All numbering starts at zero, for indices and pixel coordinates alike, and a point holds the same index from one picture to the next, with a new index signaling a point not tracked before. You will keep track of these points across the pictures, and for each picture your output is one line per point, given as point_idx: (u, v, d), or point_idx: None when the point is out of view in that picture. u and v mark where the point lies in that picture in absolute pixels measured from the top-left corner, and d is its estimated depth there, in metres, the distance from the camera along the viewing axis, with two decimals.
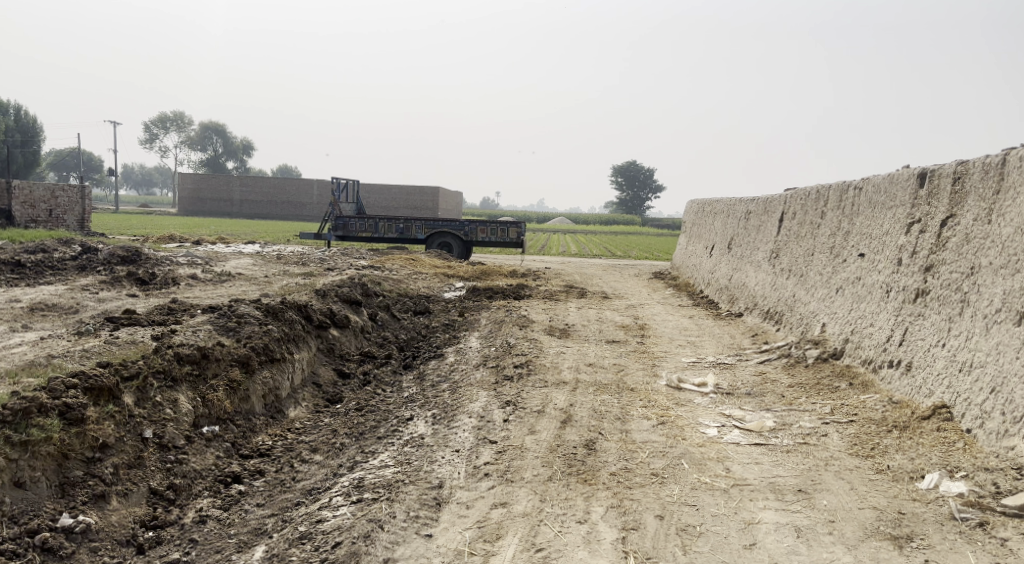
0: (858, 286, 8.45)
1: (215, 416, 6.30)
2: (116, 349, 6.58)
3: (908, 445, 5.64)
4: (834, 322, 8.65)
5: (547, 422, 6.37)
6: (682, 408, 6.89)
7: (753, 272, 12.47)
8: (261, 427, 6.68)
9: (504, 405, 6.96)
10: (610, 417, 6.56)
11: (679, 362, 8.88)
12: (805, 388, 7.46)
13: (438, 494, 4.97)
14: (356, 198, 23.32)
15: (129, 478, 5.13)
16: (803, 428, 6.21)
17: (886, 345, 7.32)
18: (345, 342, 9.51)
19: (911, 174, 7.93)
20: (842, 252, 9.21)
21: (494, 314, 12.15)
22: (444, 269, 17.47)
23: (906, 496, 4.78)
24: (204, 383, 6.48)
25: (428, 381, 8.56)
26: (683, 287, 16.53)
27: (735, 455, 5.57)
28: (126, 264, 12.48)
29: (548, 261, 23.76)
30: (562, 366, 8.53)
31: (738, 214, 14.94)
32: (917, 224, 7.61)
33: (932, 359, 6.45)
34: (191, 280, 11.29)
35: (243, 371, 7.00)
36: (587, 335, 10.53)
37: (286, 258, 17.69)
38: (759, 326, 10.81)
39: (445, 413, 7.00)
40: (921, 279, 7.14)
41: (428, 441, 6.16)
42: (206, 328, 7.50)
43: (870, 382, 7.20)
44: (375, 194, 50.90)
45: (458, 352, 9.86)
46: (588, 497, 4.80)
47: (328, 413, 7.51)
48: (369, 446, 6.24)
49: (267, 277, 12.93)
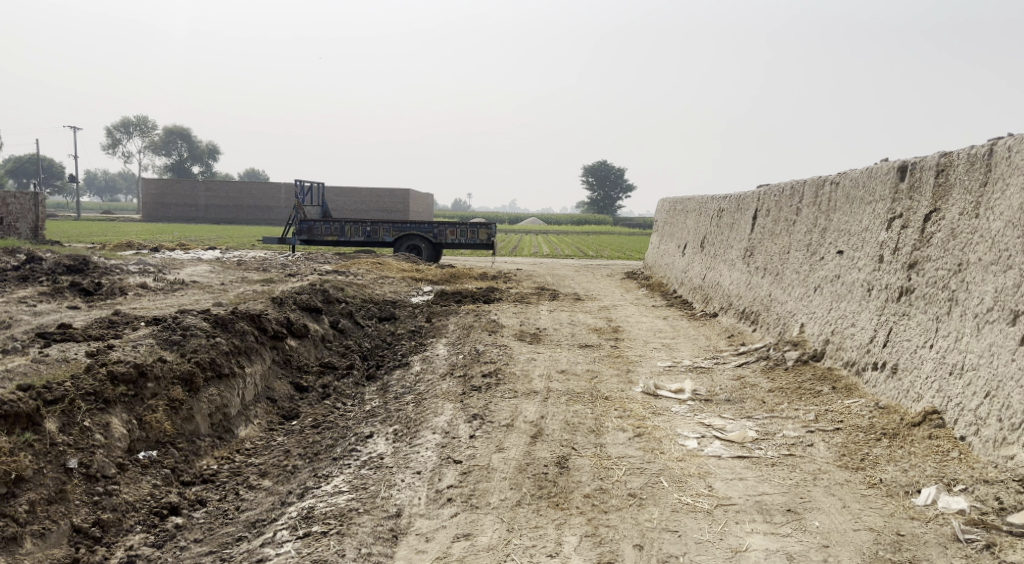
0: (837, 284, 8.15)
1: (153, 440, 5.76)
2: (43, 368, 5.99)
3: (899, 455, 5.30)
4: (812, 322, 8.35)
5: (516, 437, 5.92)
6: (660, 418, 6.50)
7: (728, 270, 12.16)
8: (207, 449, 6.15)
9: (470, 418, 6.50)
10: (583, 429, 6.14)
11: (655, 367, 8.50)
12: (786, 393, 7.12)
13: (395, 525, 4.51)
14: (321, 202, 22.67)
15: (48, 515, 4.58)
16: (787, 438, 5.85)
17: (870, 346, 7.02)
18: (303, 353, 8.98)
19: (891, 167, 7.65)
20: (819, 250, 8.92)
21: (463, 319, 11.68)
22: (411, 273, 16.96)
23: (904, 514, 4.44)
24: (140, 404, 5.92)
25: (392, 393, 8.08)
26: (657, 287, 16.21)
27: (718, 470, 5.18)
28: (73, 273, 11.79)
29: (519, 262, 23.32)
30: (532, 374, 8.10)
31: (710, 212, 14.65)
32: (898, 219, 7.32)
33: (919, 361, 6.16)
34: (141, 290, 10.66)
35: (186, 390, 6.46)
36: (559, 340, 10.12)
37: (247, 263, 17.02)
38: (735, 326, 10.50)
39: (408, 429, 6.52)
40: (905, 277, 6.85)
41: (387, 462, 5.68)
42: (148, 343, 6.93)
43: (854, 386, 6.88)
44: (344, 197, 50.13)
45: (424, 360, 9.38)
46: (561, 524, 4.37)
47: (282, 432, 7.00)
48: (324, 468, 5.75)
49: (223, 285, 12.31)
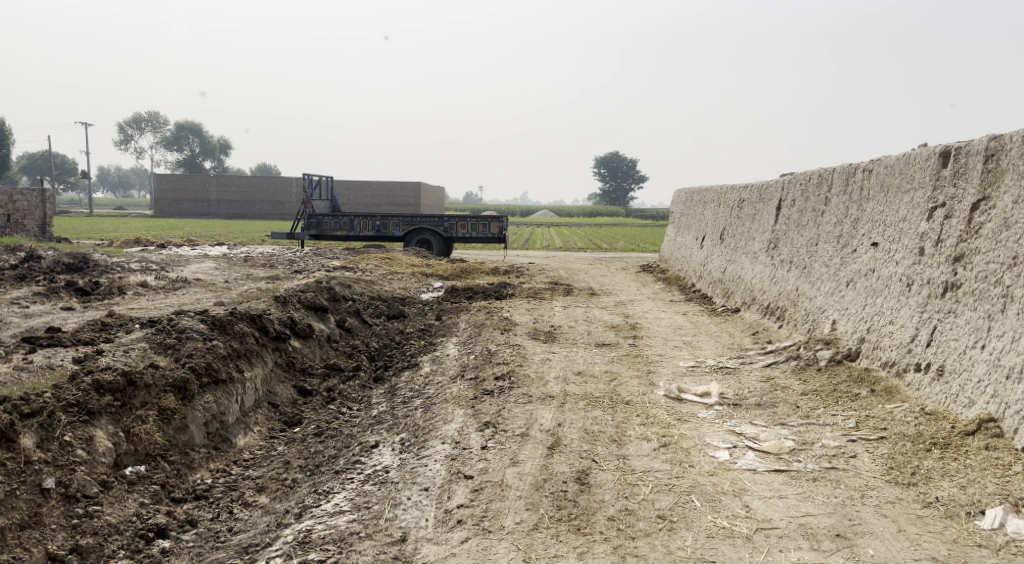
0: (872, 278, 7.64)
1: (142, 454, 5.36)
2: (25, 377, 5.60)
3: (954, 469, 4.81)
4: (846, 319, 7.83)
5: (532, 448, 5.47)
6: (686, 425, 6.03)
7: (749, 263, 11.65)
8: (201, 461, 5.75)
9: (482, 426, 6.06)
10: (604, 439, 5.68)
11: (677, 368, 8.02)
12: (821, 397, 6.62)
13: (400, 553, 4.12)
14: (330, 196, 22.24)
15: (19, 542, 4.20)
16: (827, 449, 5.37)
17: (911, 346, 6.51)
18: (308, 354, 8.56)
19: (932, 152, 7.12)
20: (851, 242, 8.40)
21: (474, 317, 11.24)
22: (422, 268, 16.51)
23: (968, 541, 4.01)
24: (128, 415, 5.52)
25: (399, 396, 7.66)
26: (674, 280, 15.71)
27: (754, 487, 4.72)
28: (72, 272, 11.43)
29: (531, 256, 22.85)
30: (547, 377, 7.64)
31: (729, 203, 14.11)
32: (941, 209, 6.81)
33: (970, 364, 5.67)
34: (140, 290, 10.28)
35: (179, 398, 6.05)
36: (575, 338, 9.67)
37: (253, 260, 16.63)
38: (759, 323, 10.00)
39: (415, 438, 6.09)
40: (950, 271, 6.34)
41: (393, 477, 5.25)
42: (140, 348, 6.55)
43: (895, 389, 6.39)
44: (354, 192, 49.81)
45: (434, 361, 8.96)
46: (584, 554, 3.97)
47: (283, 440, 6.59)
48: (324, 483, 5.33)
49: (227, 283, 11.93)
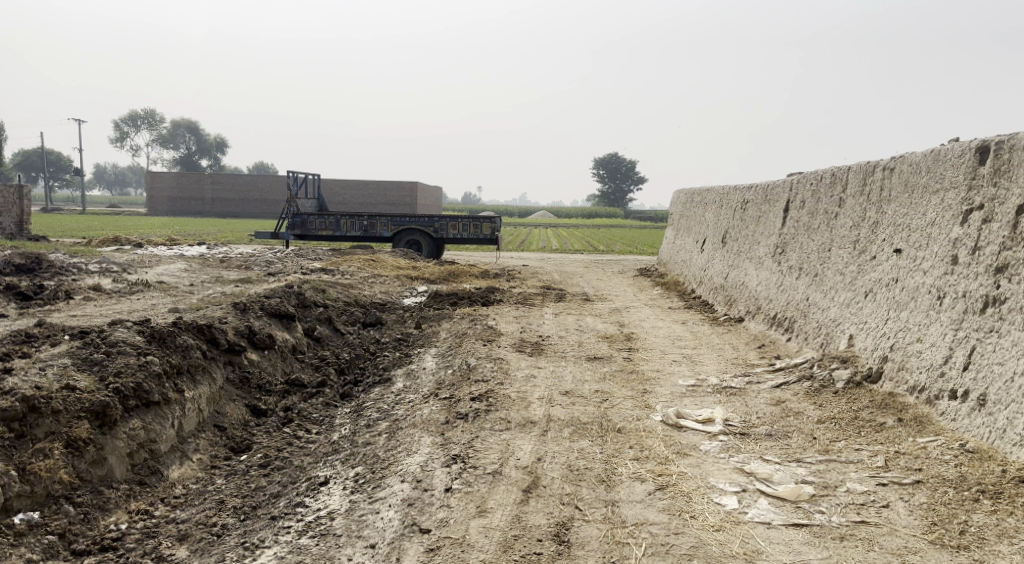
0: (895, 289, 6.80)
1: (41, 496, 4.58)
2: None
3: (1012, 527, 3.98)
4: (864, 334, 6.99)
5: (504, 491, 4.62)
6: (687, 461, 5.18)
7: (754, 269, 10.79)
8: (119, 500, 4.92)
9: (449, 460, 5.20)
10: (591, 479, 4.83)
11: (677, 388, 7.16)
12: (841, 427, 5.77)
13: None
14: (317, 194, 21.29)
15: None
16: (854, 496, 4.53)
17: (944, 369, 5.66)
18: (267, 368, 7.66)
19: (967, 147, 6.28)
20: (870, 247, 7.55)
21: (456, 325, 10.37)
22: (407, 271, 15.65)
23: None
24: (26, 450, 4.71)
25: (364, 419, 6.78)
26: (674, 286, 14.83)
27: (769, 548, 3.92)
28: (22, 275, 10.52)
29: (526, 258, 22.04)
30: (530, 398, 6.76)
31: (732, 203, 13.26)
32: (977, 212, 5.97)
33: (1020, 394, 4.83)
34: (90, 295, 9.39)
35: (96, 426, 5.17)
36: (564, 351, 8.81)
37: (229, 261, 15.72)
38: (766, 335, 9.18)
39: (371, 474, 5.23)
40: (992, 284, 5.51)
41: (337, 526, 4.42)
42: (61, 365, 5.69)
43: (927, 419, 5.54)
44: (349, 191, 48.98)
45: (408, 376, 8.08)
46: None
47: (225, 472, 5.72)
48: (256, 534, 4.53)
49: (190, 287, 11.04)
